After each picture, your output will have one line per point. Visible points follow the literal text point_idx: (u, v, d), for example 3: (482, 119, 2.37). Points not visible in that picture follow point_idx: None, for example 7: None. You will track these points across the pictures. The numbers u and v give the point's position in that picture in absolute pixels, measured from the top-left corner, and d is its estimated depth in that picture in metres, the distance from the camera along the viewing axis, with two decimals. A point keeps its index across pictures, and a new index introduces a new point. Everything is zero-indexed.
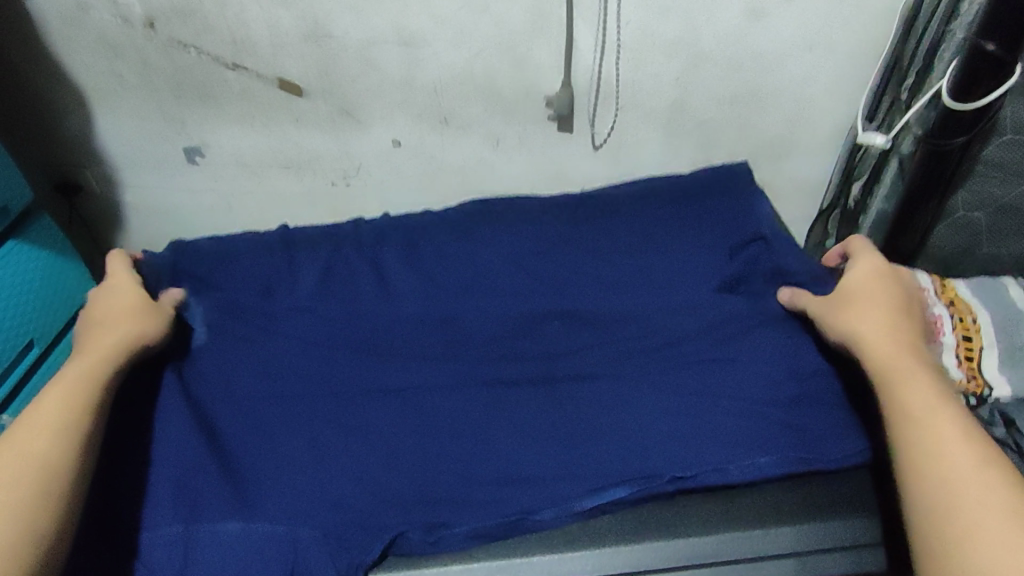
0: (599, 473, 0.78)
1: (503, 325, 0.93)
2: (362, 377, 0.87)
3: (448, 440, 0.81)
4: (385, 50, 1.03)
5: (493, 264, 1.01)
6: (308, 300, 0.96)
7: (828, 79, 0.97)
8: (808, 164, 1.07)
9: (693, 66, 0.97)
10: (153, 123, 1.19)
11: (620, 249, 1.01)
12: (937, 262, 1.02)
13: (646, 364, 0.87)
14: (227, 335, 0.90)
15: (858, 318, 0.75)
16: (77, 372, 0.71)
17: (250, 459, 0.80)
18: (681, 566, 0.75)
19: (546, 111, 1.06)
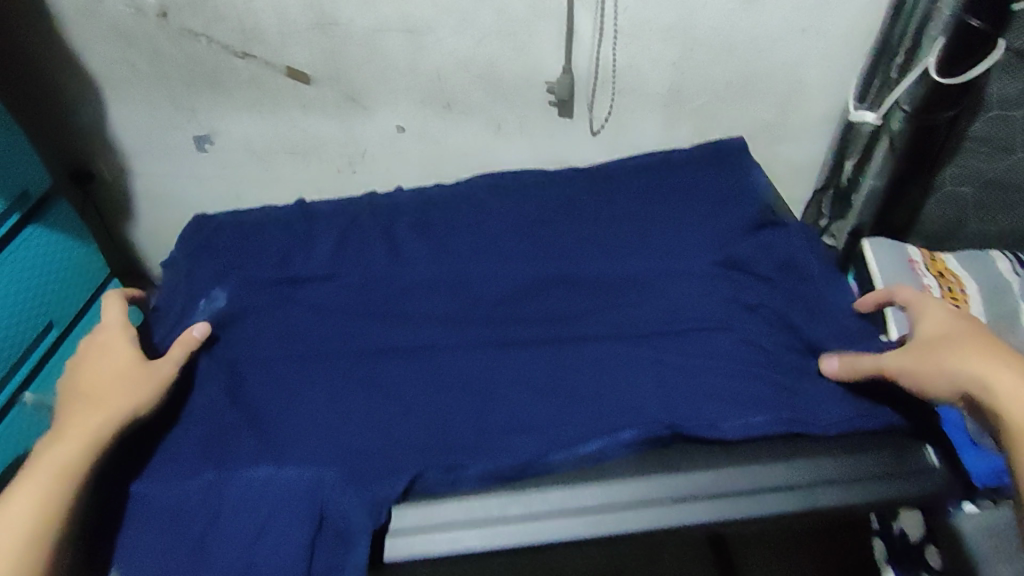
0: (599, 426, 0.73)
1: (509, 286, 0.86)
2: (364, 341, 0.82)
3: (455, 397, 0.76)
4: (391, 37, 1.05)
5: (500, 228, 0.93)
6: (321, 270, 0.89)
7: (822, 62, 0.97)
8: (803, 146, 1.07)
9: (689, 51, 0.98)
10: (163, 112, 1.23)
11: (618, 215, 0.94)
12: (923, 239, 0.95)
13: (649, 329, 0.81)
14: (240, 307, 0.85)
15: (963, 362, 0.62)
16: (58, 461, 0.65)
17: (254, 412, 0.76)
18: (686, 498, 0.69)
19: (547, 96, 1.07)
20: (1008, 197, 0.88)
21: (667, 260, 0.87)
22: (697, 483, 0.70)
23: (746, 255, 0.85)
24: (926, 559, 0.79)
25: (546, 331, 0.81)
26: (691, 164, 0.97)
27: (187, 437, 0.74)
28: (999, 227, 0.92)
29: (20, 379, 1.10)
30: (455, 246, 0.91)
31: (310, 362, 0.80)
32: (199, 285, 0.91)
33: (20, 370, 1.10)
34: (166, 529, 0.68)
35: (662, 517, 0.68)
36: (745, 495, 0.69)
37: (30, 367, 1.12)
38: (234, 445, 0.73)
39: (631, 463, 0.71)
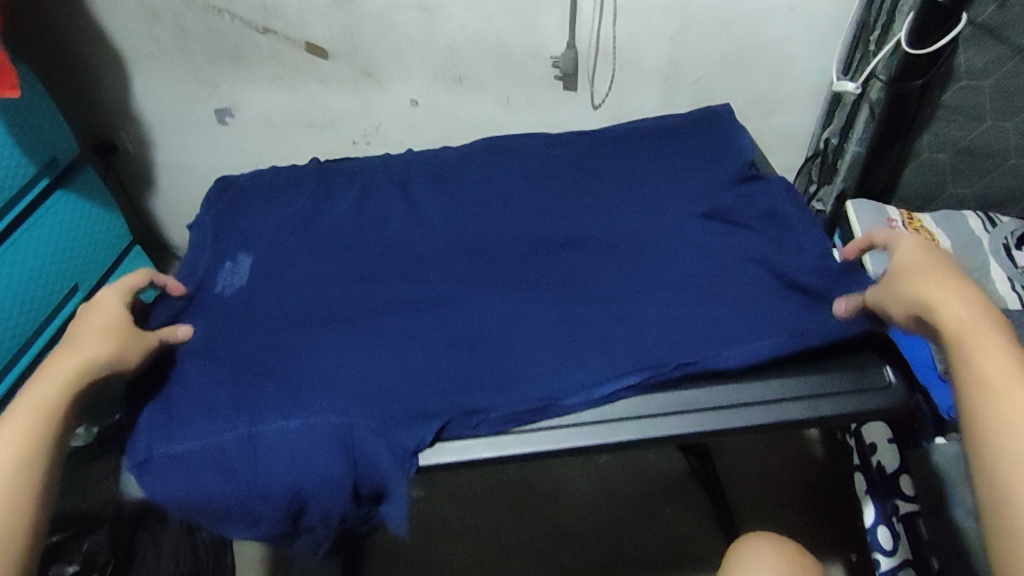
0: (609, 365, 0.77)
1: (518, 241, 0.92)
2: (382, 290, 0.88)
3: (465, 335, 0.82)
4: (404, 13, 1.11)
5: (508, 191, 0.99)
6: (340, 228, 0.96)
7: (810, 39, 1.03)
8: (793, 119, 1.13)
9: (687, 28, 1.04)
10: (186, 85, 1.29)
11: (619, 174, 1.00)
12: (903, 203, 1.02)
13: (645, 273, 0.87)
14: (265, 264, 0.93)
15: (920, 286, 0.67)
16: (41, 396, 0.68)
17: (278, 351, 0.82)
18: (668, 412, 0.75)
19: (553, 70, 1.13)
20: (982, 162, 0.95)
21: (663, 221, 0.92)
22: (677, 399, 0.76)
23: (739, 214, 0.91)
24: (902, 488, 0.86)
25: (552, 285, 0.87)
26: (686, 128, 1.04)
27: (219, 371, 0.80)
28: (975, 192, 0.98)
29: (44, 338, 1.17)
30: (467, 207, 0.97)
31: (334, 308, 0.86)
32: (227, 244, 0.97)
33: (47, 329, 1.17)
34: (207, 478, 0.71)
35: (649, 427, 0.74)
36: (719, 408, 0.75)
37: (57, 326, 1.19)
38: (262, 391, 0.77)
39: (633, 401, 0.76)
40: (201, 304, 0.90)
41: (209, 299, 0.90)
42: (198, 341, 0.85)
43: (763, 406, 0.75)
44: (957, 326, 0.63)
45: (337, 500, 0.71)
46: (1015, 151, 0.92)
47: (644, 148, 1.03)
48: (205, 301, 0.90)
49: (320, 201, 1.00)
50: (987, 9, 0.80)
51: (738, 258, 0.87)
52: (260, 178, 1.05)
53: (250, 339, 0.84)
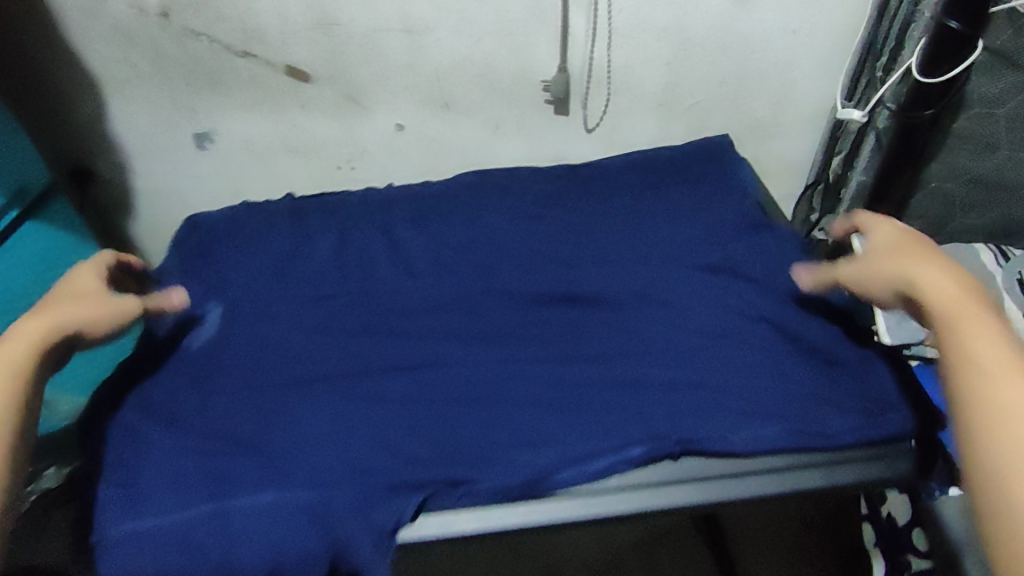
0: (608, 431, 0.73)
1: (511, 284, 0.88)
2: (364, 340, 0.83)
3: (454, 390, 0.78)
4: (390, 37, 1.07)
5: (498, 230, 0.95)
6: (322, 273, 0.92)
7: (810, 64, 1.00)
8: (792, 145, 1.10)
9: (682, 51, 1.00)
10: (165, 111, 1.25)
11: (617, 212, 0.96)
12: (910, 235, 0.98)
13: (642, 320, 0.83)
14: (240, 315, 0.87)
15: (895, 263, 0.64)
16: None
17: (254, 412, 0.77)
18: (674, 485, 0.71)
19: (543, 94, 1.09)
20: (993, 194, 0.91)
21: (664, 264, 0.88)
22: (680, 469, 0.72)
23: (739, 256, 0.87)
24: (914, 544, 0.82)
25: (545, 336, 0.83)
26: (686, 161, 1.01)
27: (191, 438, 0.75)
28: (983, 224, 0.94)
29: None
30: (453, 249, 0.93)
31: (312, 360, 0.82)
32: (202, 288, 0.92)
33: None
34: (175, 560, 0.67)
35: (649, 498, 0.70)
36: (728, 479, 0.71)
37: None
38: (234, 463, 0.72)
39: (637, 475, 0.71)
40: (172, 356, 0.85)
41: (181, 351, 0.86)
42: (167, 398, 0.80)
43: (774, 475, 0.71)
44: (935, 296, 0.59)
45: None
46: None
47: (641, 182, 0.99)
48: (177, 353, 0.85)
49: (299, 242, 0.96)
50: (1001, 35, 0.77)
51: (737, 302, 0.83)
52: (240, 215, 1.01)
53: (224, 395, 0.79)
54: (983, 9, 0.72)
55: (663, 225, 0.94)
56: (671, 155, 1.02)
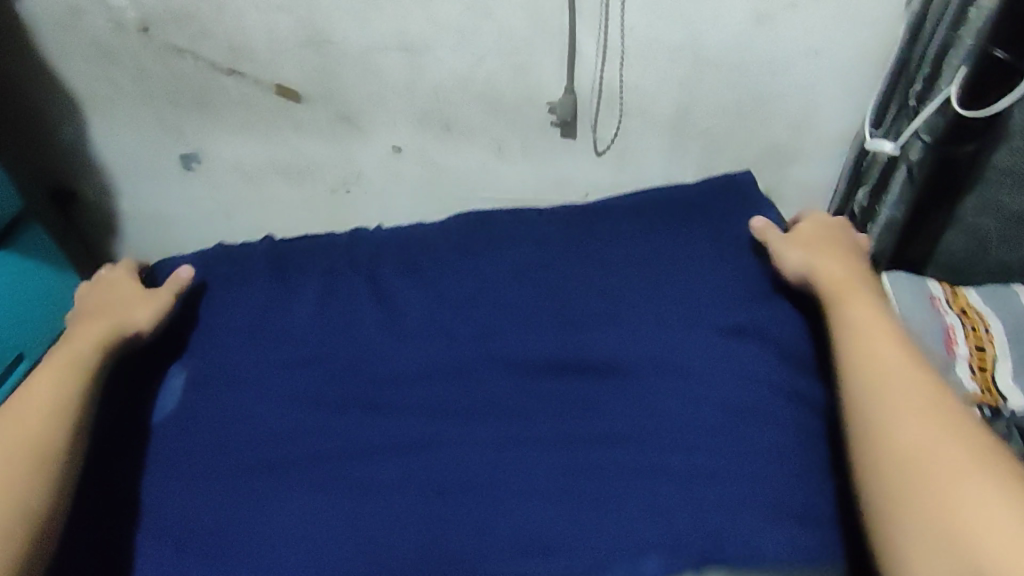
0: (622, 538, 0.67)
1: (511, 348, 0.83)
2: (352, 411, 0.80)
3: (449, 472, 0.74)
4: (386, 56, 1.01)
5: (497, 280, 0.91)
6: (306, 333, 0.87)
7: (836, 85, 0.93)
8: (813, 170, 1.04)
9: (696, 72, 0.94)
10: (150, 132, 1.19)
11: (631, 263, 0.91)
12: (942, 270, 0.93)
13: (652, 387, 0.78)
14: (214, 381, 0.83)
15: (824, 257, 0.83)
16: (48, 379, 0.75)
17: (235, 497, 0.74)
18: None
19: (549, 116, 1.03)
20: None
21: (674, 325, 0.83)
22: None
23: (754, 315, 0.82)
24: None
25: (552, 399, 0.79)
26: (701, 200, 0.98)
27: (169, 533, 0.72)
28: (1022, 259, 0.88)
29: None
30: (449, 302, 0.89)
31: (304, 423, 0.79)
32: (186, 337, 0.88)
33: None
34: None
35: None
36: None
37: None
38: (206, 556, 0.70)
39: None
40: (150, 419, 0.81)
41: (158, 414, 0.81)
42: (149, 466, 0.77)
43: None
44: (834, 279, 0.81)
45: None
46: None
47: (651, 222, 0.96)
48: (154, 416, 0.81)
49: (281, 294, 0.91)
50: None
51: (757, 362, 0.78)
52: (234, 260, 0.96)
53: (202, 481, 0.76)
54: None
55: (675, 274, 0.88)
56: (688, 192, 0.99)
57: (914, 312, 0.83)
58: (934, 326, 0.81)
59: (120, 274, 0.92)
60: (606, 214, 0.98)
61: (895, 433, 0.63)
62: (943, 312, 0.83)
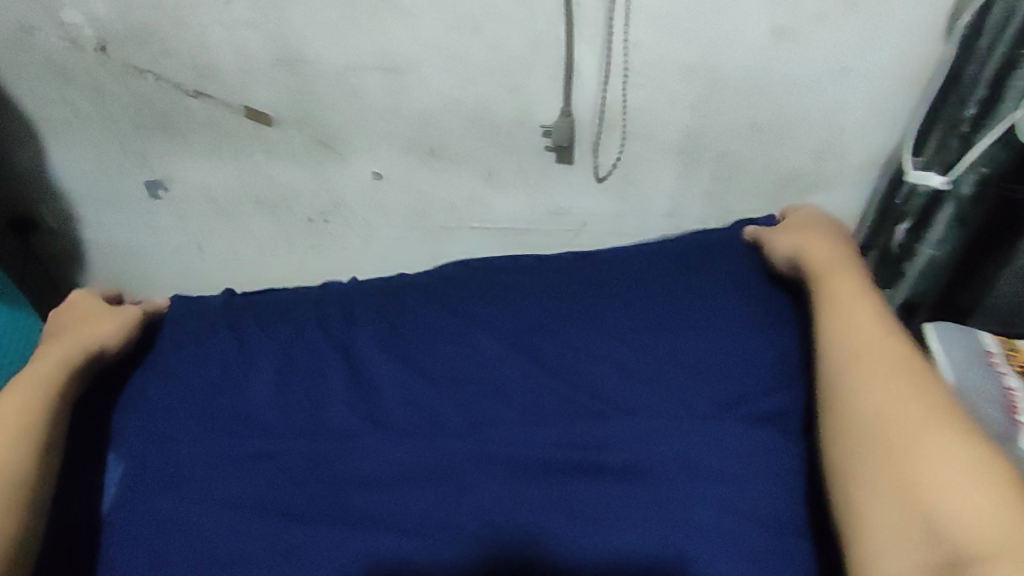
0: None
1: (499, 426, 0.75)
2: (316, 502, 0.70)
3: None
4: (366, 76, 0.91)
5: (489, 344, 0.81)
6: (264, 403, 0.76)
7: (865, 107, 0.84)
8: (836, 200, 0.94)
9: (709, 92, 0.85)
10: (112, 158, 1.09)
11: (637, 322, 0.81)
12: (990, 318, 0.83)
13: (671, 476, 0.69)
14: (163, 463, 0.72)
15: (814, 240, 0.81)
16: (26, 381, 0.72)
17: None
18: None
19: (545, 141, 0.93)
20: None
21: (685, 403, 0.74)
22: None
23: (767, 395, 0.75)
24: None
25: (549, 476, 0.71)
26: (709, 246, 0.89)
27: None
28: None
29: None
30: (432, 362, 0.81)
31: (270, 501, 0.70)
32: (134, 398, 0.78)
33: None
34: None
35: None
36: None
37: None
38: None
39: None
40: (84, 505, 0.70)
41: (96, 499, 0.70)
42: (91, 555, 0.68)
43: None
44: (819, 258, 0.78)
45: None
46: None
47: (659, 268, 0.86)
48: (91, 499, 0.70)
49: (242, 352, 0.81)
50: None
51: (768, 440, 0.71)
52: (202, 315, 0.86)
53: None
54: None
55: (690, 336, 0.79)
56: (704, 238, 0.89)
57: (967, 375, 0.72)
58: (993, 390, 0.71)
59: (83, 292, 0.86)
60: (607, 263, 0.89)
61: (869, 404, 0.64)
62: (1005, 372, 0.72)
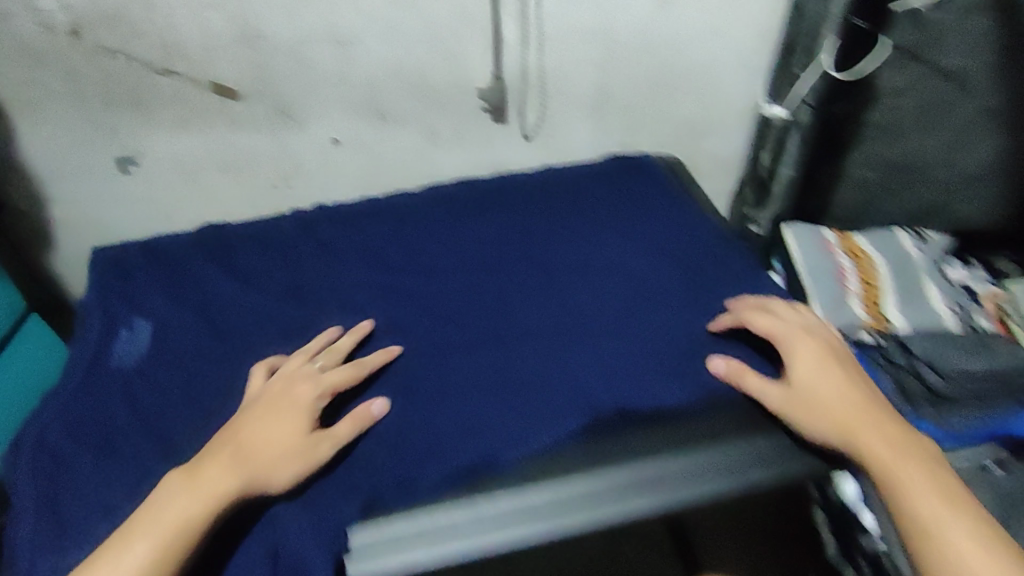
0: (556, 405, 0.65)
1: (465, 278, 0.79)
2: (301, 329, 0.74)
3: (422, 400, 0.67)
4: (318, 48, 1.04)
5: (443, 228, 0.86)
6: (237, 285, 0.80)
7: (733, 59, 1.04)
8: (721, 141, 1.14)
9: (611, 53, 1.02)
10: (83, 133, 1.14)
11: (573, 210, 0.88)
12: (840, 221, 1.02)
13: (619, 317, 0.74)
14: (167, 336, 0.75)
15: (809, 377, 0.63)
16: (264, 453, 0.59)
17: (178, 424, 0.67)
18: (626, 502, 0.55)
19: (479, 103, 1.09)
20: (908, 178, 0.96)
21: (630, 243, 0.83)
22: (635, 473, 0.56)
23: (682, 245, 0.82)
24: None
25: (479, 328, 0.73)
26: (604, 173, 0.94)
27: (118, 476, 0.63)
28: (902, 210, 0.99)
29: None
30: (390, 248, 0.84)
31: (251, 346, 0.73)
32: (132, 291, 0.80)
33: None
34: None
35: (544, 524, 0.54)
36: (688, 492, 0.56)
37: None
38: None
39: (587, 452, 0.61)
40: (90, 380, 0.71)
41: (104, 374, 0.71)
42: (101, 412, 0.68)
43: (739, 481, 0.57)
44: (799, 411, 0.61)
45: None
46: (939, 164, 0.94)
47: (568, 190, 0.92)
48: (105, 372, 0.71)
49: None
50: (906, 32, 0.82)
51: (706, 282, 0.77)
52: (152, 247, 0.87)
53: (134, 432, 0.66)
54: (880, 8, 0.80)
55: (601, 221, 0.86)
56: (591, 171, 0.95)
57: (812, 260, 0.86)
58: (827, 270, 0.85)
59: (342, 348, 0.69)
60: (515, 184, 0.93)
61: (935, 531, 0.53)
62: (838, 256, 0.86)
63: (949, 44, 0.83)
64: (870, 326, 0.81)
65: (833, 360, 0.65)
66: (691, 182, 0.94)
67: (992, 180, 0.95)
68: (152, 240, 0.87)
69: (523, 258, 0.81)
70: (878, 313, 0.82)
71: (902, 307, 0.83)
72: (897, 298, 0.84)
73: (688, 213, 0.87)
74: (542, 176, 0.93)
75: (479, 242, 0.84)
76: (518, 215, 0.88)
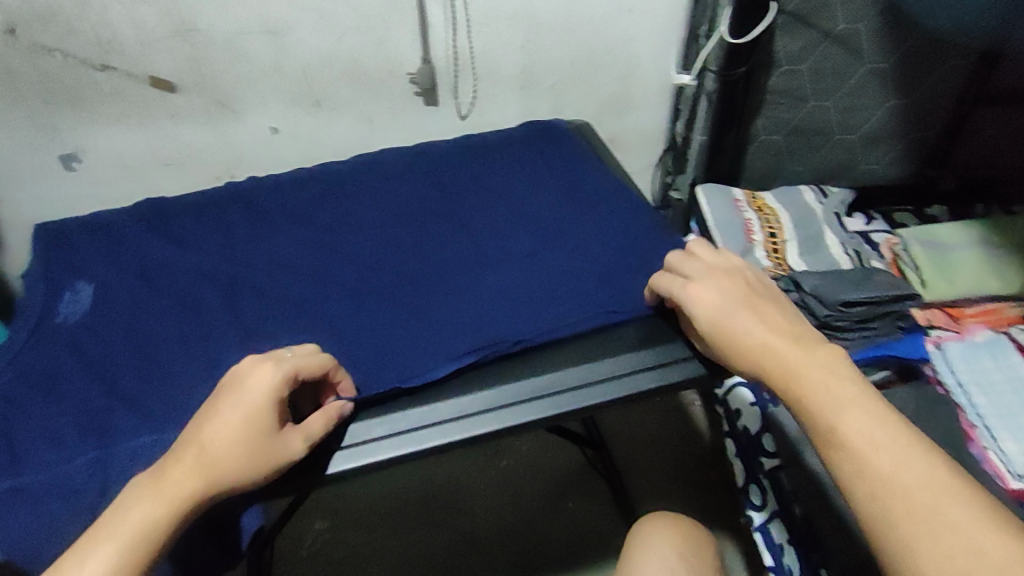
0: (469, 331, 0.72)
1: (390, 235, 0.85)
2: (239, 284, 0.80)
3: (349, 336, 0.73)
4: (252, 40, 1.06)
5: (372, 193, 0.92)
6: (174, 253, 0.84)
7: (652, 38, 1.10)
8: (646, 114, 1.20)
9: (535, 34, 1.08)
10: (24, 133, 1.13)
11: (493, 172, 0.94)
12: (755, 181, 1.19)
13: (530, 259, 0.81)
14: (109, 300, 0.79)
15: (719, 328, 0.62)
16: (226, 450, 0.55)
17: (126, 374, 0.72)
18: (519, 401, 0.67)
19: (411, 86, 1.13)
20: (806, 140, 1.13)
21: (544, 198, 0.89)
22: (524, 388, 0.68)
23: (593, 195, 0.89)
24: (753, 498, 0.89)
25: (401, 273, 0.80)
26: (518, 138, 1.00)
27: (67, 421, 0.68)
28: (808, 168, 1.17)
29: None
30: (320, 212, 0.89)
31: (193, 305, 0.78)
32: (74, 262, 0.84)
33: None
34: (54, 513, 0.60)
35: (496, 416, 0.66)
36: (569, 392, 0.67)
37: None
38: (113, 417, 0.68)
39: (495, 370, 0.70)
40: (35, 337, 0.76)
41: (49, 331, 0.76)
42: (45, 362, 0.73)
43: (612, 382, 0.68)
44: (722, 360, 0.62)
45: (203, 546, 0.61)
46: (835, 126, 1.11)
47: (489, 155, 0.97)
48: (49, 329, 0.77)
49: None
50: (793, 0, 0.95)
51: (612, 225, 0.85)
52: (89, 223, 0.90)
53: (81, 383, 0.71)
54: None
55: (514, 177, 0.93)
56: (510, 136, 1.01)
57: (725, 215, 1.05)
58: (738, 221, 1.04)
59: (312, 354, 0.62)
60: (440, 152, 0.98)
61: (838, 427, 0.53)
62: (746, 209, 1.06)
63: (832, 13, 0.96)
64: (773, 268, 1.00)
65: (735, 302, 0.63)
66: (598, 142, 1.02)
67: (883, 140, 1.13)
68: (91, 215, 0.91)
69: (443, 214, 0.88)
70: (779, 256, 1.01)
71: (804, 253, 1.04)
72: (799, 246, 1.04)
73: (601, 168, 0.94)
74: (464, 143, 1.00)
75: (406, 202, 0.90)
76: (444, 180, 0.93)
